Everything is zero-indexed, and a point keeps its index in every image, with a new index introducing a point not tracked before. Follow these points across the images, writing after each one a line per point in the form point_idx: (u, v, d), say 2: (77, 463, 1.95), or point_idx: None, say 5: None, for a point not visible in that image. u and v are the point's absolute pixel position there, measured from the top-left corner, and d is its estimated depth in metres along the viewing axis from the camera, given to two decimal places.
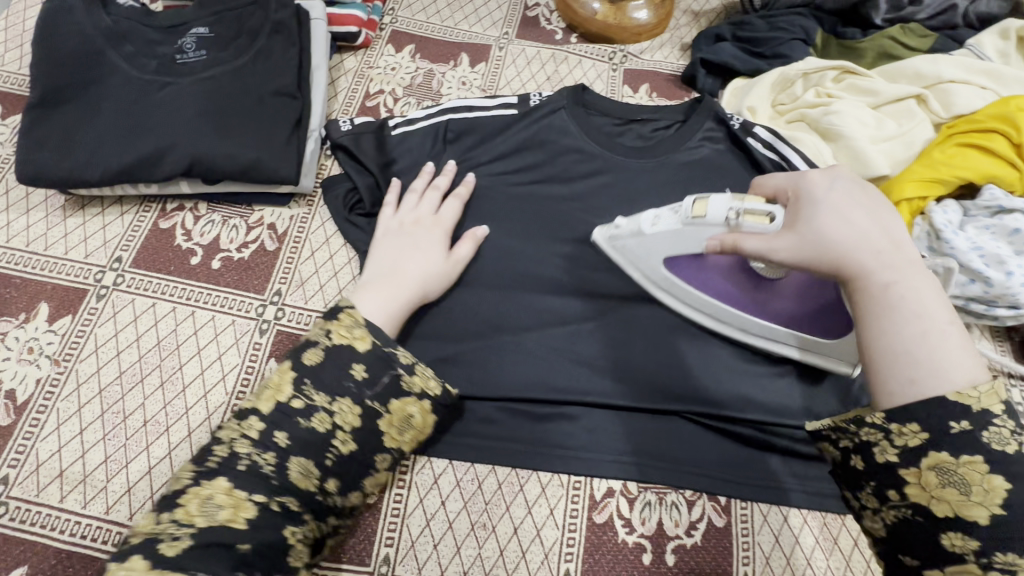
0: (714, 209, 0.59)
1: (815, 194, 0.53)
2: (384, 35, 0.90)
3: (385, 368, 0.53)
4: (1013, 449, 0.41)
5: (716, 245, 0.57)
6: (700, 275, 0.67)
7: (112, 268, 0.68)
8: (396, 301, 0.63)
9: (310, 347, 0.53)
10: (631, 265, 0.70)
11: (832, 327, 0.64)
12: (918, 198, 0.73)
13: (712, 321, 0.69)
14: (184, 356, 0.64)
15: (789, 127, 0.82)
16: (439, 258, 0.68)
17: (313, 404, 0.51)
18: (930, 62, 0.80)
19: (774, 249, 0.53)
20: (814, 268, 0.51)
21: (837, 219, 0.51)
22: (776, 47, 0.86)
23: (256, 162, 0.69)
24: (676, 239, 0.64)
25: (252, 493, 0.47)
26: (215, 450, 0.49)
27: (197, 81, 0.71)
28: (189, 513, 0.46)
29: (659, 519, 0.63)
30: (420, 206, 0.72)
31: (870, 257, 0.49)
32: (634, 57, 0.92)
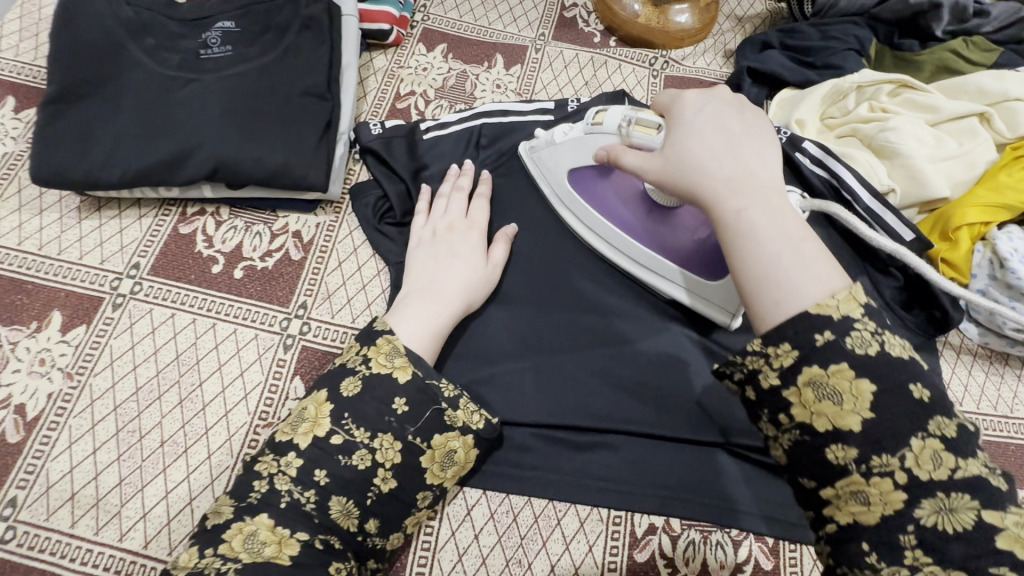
0: (611, 117, 0.60)
1: (681, 120, 0.51)
2: (416, 34, 0.85)
3: (425, 401, 0.54)
4: (875, 351, 0.39)
5: (604, 157, 0.57)
6: (601, 193, 0.67)
7: (129, 275, 0.64)
8: (439, 319, 0.59)
9: (348, 377, 0.54)
10: (544, 179, 0.71)
11: (715, 267, 0.64)
12: (980, 223, 0.69)
13: (607, 247, 0.69)
14: (205, 371, 0.60)
15: (839, 142, 0.78)
16: (480, 265, 0.65)
17: (354, 440, 0.52)
18: (995, 78, 0.76)
19: (646, 173, 0.52)
20: (681, 195, 0.50)
21: (698, 144, 0.49)
22: (828, 57, 0.82)
23: (284, 166, 0.65)
24: (580, 149, 0.65)
25: (295, 530, 0.48)
26: (257, 485, 0.50)
27: (223, 78, 0.67)
28: (233, 548, 0.47)
29: (703, 559, 0.59)
30: (450, 210, 0.68)
31: (724, 180, 0.46)
32: (675, 63, 0.88)
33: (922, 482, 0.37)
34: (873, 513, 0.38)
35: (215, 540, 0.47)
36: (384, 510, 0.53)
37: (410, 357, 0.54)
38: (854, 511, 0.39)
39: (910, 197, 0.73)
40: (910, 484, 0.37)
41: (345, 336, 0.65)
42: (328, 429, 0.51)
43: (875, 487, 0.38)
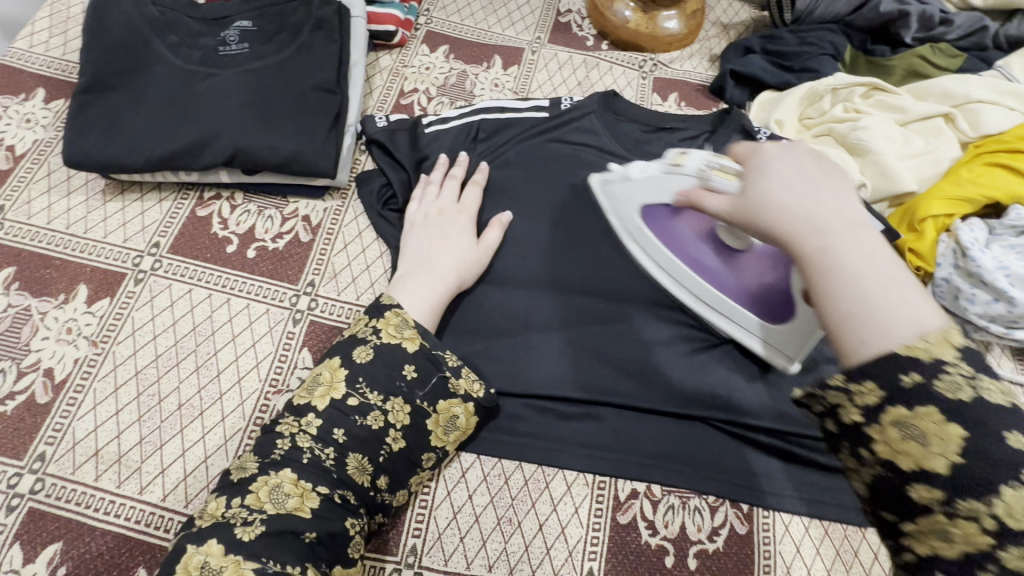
0: (691, 161, 0.64)
1: (758, 158, 0.49)
2: (420, 35, 0.91)
3: (432, 370, 0.58)
4: (969, 397, 0.34)
5: (681, 200, 0.55)
6: (673, 229, 0.70)
7: (150, 253, 0.69)
8: (434, 292, 0.64)
9: (360, 345, 0.58)
10: (614, 212, 0.74)
11: (779, 312, 0.66)
12: (944, 215, 0.74)
13: (671, 281, 0.72)
14: (220, 342, 0.65)
15: (816, 141, 0.83)
16: (471, 247, 0.70)
17: (368, 402, 0.56)
18: (959, 82, 0.82)
19: (721, 211, 0.50)
20: (758, 231, 0.46)
21: (779, 184, 0.46)
22: (805, 62, 0.88)
23: (296, 154, 0.70)
24: (657, 188, 0.68)
25: (317, 484, 0.53)
26: (280, 442, 0.54)
27: (241, 73, 0.72)
28: (260, 500, 0.51)
29: (682, 523, 0.64)
30: (442, 196, 0.73)
31: (807, 218, 0.43)
32: (663, 66, 0.94)
33: (1016, 531, 0.31)
34: (958, 554, 0.33)
35: (243, 491, 0.51)
36: (394, 468, 0.57)
37: (418, 330, 0.59)
38: (935, 546, 0.34)
39: (881, 191, 0.78)
40: (1006, 535, 0.32)
41: (350, 313, 0.69)
42: (344, 392, 0.56)
43: (959, 528, 0.33)
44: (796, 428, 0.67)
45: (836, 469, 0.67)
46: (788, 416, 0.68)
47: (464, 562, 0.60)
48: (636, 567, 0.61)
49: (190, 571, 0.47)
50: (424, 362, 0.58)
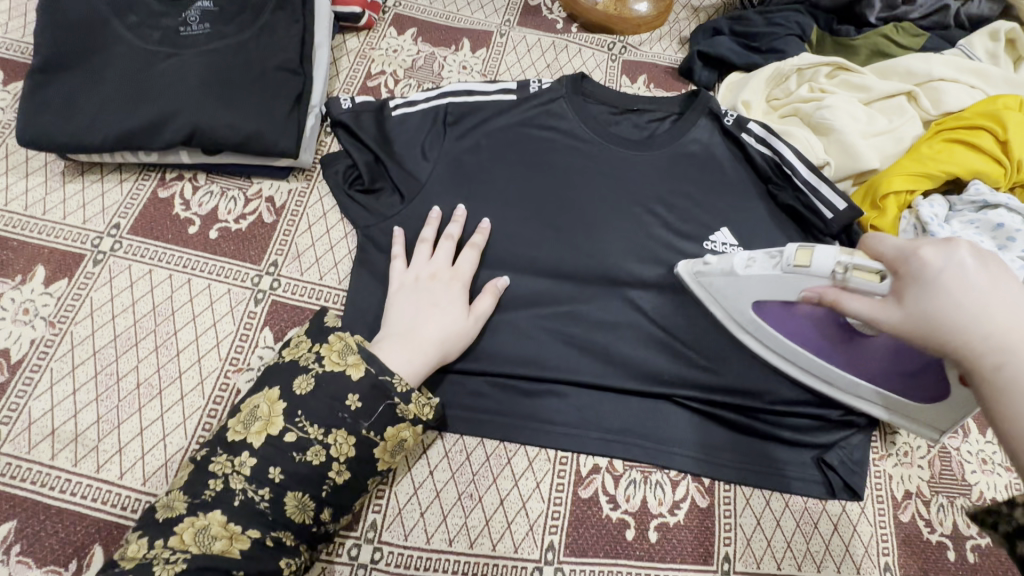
0: (820, 260, 0.58)
1: (918, 269, 0.48)
2: (388, 18, 0.91)
3: (379, 398, 0.56)
4: None
5: (817, 296, 0.57)
6: (792, 323, 0.65)
7: (109, 234, 0.68)
8: (409, 364, 0.60)
9: (301, 375, 0.56)
10: (716, 303, 0.69)
11: (927, 390, 0.63)
12: (905, 191, 0.75)
13: (798, 370, 0.68)
14: (180, 322, 0.65)
15: (783, 122, 0.83)
16: (461, 317, 0.65)
17: (307, 437, 0.54)
18: (922, 61, 0.83)
19: (875, 318, 0.50)
20: (921, 346, 0.46)
21: (944, 297, 0.45)
22: (771, 42, 0.88)
23: (256, 134, 0.70)
24: (773, 284, 0.63)
25: (247, 527, 0.51)
26: (211, 484, 0.52)
27: (201, 53, 0.72)
28: (183, 540, 0.50)
29: (643, 497, 0.64)
30: (435, 257, 0.69)
31: (982, 333, 0.42)
32: (633, 48, 0.94)
33: None
34: None
35: (167, 532, 0.51)
36: (338, 500, 0.55)
37: (360, 356, 0.57)
38: None
39: (843, 169, 0.78)
40: None
41: (314, 292, 0.69)
42: (281, 426, 0.54)
43: None
44: (758, 402, 0.68)
45: (795, 442, 0.67)
46: (751, 390, 0.68)
47: (425, 537, 0.61)
48: (595, 540, 0.62)
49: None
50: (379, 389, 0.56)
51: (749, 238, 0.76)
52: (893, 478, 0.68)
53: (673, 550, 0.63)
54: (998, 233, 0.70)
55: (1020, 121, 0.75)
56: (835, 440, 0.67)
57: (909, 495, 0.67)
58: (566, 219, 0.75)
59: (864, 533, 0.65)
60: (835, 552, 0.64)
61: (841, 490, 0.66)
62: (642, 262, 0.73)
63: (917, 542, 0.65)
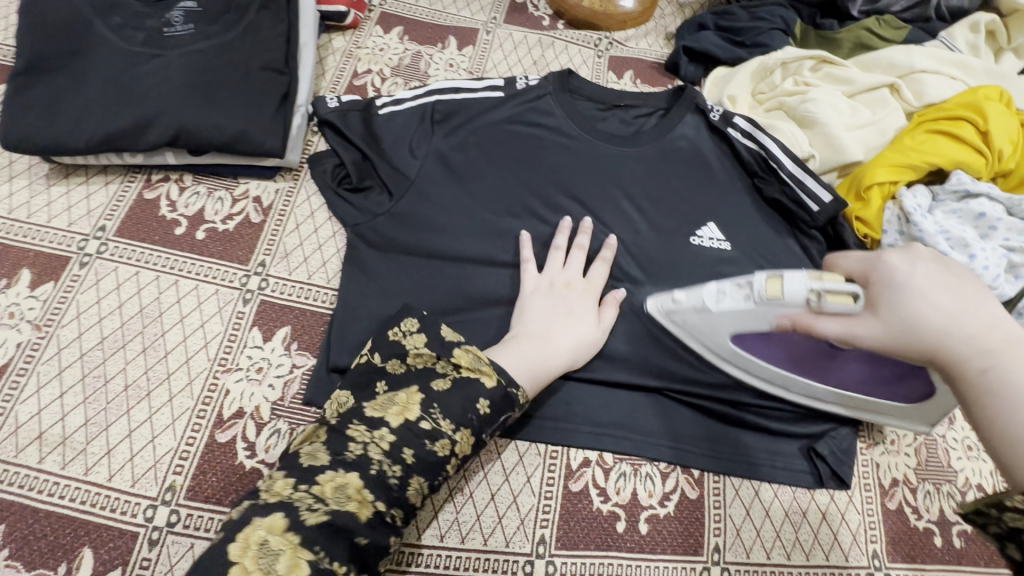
0: (791, 289, 0.57)
1: (887, 277, 0.50)
2: (373, 17, 0.91)
3: (508, 407, 0.57)
4: None
5: (790, 324, 0.56)
6: (771, 345, 0.66)
7: (95, 236, 0.68)
8: (542, 365, 0.62)
9: (438, 376, 0.56)
10: (693, 338, 0.68)
11: (910, 389, 0.65)
12: (889, 183, 0.75)
13: (781, 390, 0.68)
14: (168, 323, 0.65)
15: (768, 116, 0.84)
16: (592, 327, 0.67)
17: (440, 429, 0.54)
18: (904, 53, 0.84)
19: (853, 335, 0.50)
20: (904, 356, 0.48)
21: (919, 302, 0.47)
22: (755, 37, 0.89)
23: (242, 134, 0.70)
24: (746, 316, 0.63)
25: (375, 497, 0.51)
26: (352, 445, 0.52)
27: (185, 54, 0.72)
28: (323, 491, 0.49)
29: (633, 489, 0.65)
30: (568, 266, 0.71)
31: (965, 339, 0.44)
32: (619, 45, 0.94)
33: None
34: None
35: (311, 478, 0.50)
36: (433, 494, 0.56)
37: (495, 367, 0.57)
38: None
39: (828, 162, 0.79)
40: None
41: (302, 291, 0.69)
42: (418, 415, 0.54)
43: None
44: (745, 394, 0.68)
45: (783, 433, 0.68)
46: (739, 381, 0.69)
47: (416, 533, 0.61)
48: (586, 533, 0.63)
49: (251, 545, 0.46)
50: (499, 397, 0.56)
51: (736, 233, 0.76)
52: (880, 466, 0.68)
53: (664, 541, 0.63)
54: (980, 222, 0.72)
55: (999, 112, 0.76)
56: (824, 432, 0.68)
57: (896, 482, 0.68)
58: (554, 217, 0.76)
59: (852, 521, 0.66)
60: (823, 541, 0.65)
61: (828, 479, 0.67)
62: (628, 258, 0.74)
63: (904, 530, 0.66)
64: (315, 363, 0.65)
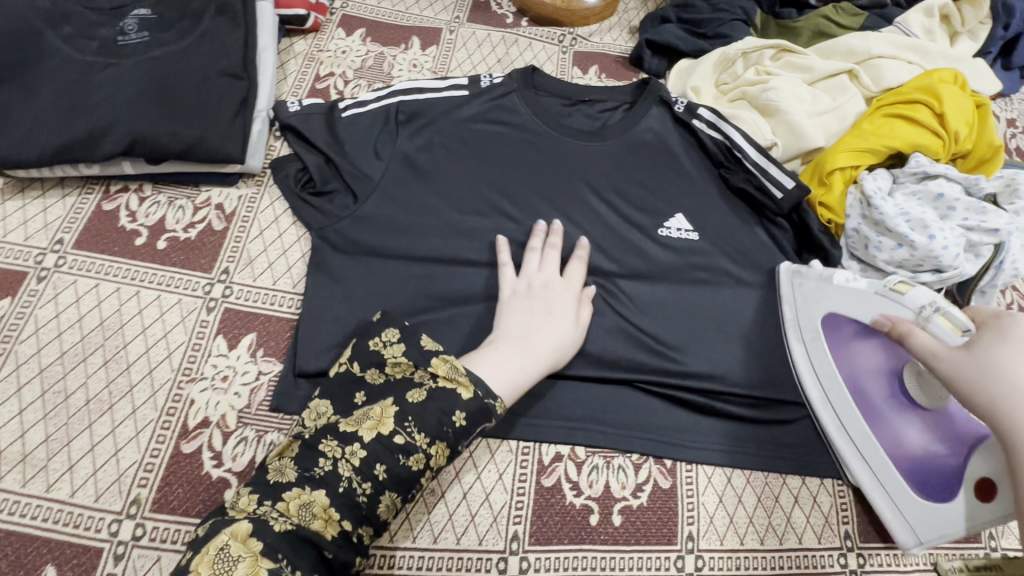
0: (915, 294, 0.57)
1: (1004, 329, 0.49)
2: (335, 20, 0.90)
3: (485, 417, 0.55)
4: None
5: (886, 326, 0.58)
6: (848, 350, 0.66)
7: (54, 250, 0.67)
8: (520, 370, 0.60)
9: (414, 387, 0.55)
10: (790, 304, 0.71)
11: (936, 487, 0.59)
12: (850, 167, 0.76)
13: (820, 396, 0.68)
14: (130, 335, 0.64)
15: (731, 106, 0.85)
16: (571, 328, 0.66)
17: (413, 443, 0.52)
18: (861, 39, 0.85)
19: (938, 357, 0.51)
20: (969, 397, 0.49)
21: (1019, 361, 0.47)
22: (716, 28, 0.90)
23: (199, 141, 0.69)
24: (856, 300, 0.63)
25: (342, 515, 0.50)
26: (319, 462, 0.51)
27: (140, 62, 0.71)
28: (289, 509, 0.49)
29: (606, 482, 0.65)
30: (547, 267, 0.70)
31: None
32: (583, 40, 0.95)
33: None
34: None
35: (275, 494, 0.50)
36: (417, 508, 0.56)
37: (471, 377, 0.55)
38: None
39: (790, 149, 0.80)
40: None
41: (268, 297, 0.69)
42: (390, 428, 0.52)
43: None
44: (716, 383, 0.69)
45: (749, 418, 0.69)
46: (709, 370, 0.69)
47: (388, 536, 0.61)
48: (560, 528, 0.63)
49: (209, 552, 0.46)
50: (474, 407, 0.54)
51: (704, 222, 0.77)
52: None
53: (637, 532, 0.63)
54: (939, 203, 0.73)
55: (954, 94, 0.77)
56: (789, 417, 0.69)
57: None
58: (521, 213, 0.76)
59: (824, 503, 0.66)
60: (796, 524, 0.65)
61: (798, 462, 0.68)
62: (600, 255, 0.74)
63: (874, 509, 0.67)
64: (280, 369, 0.65)
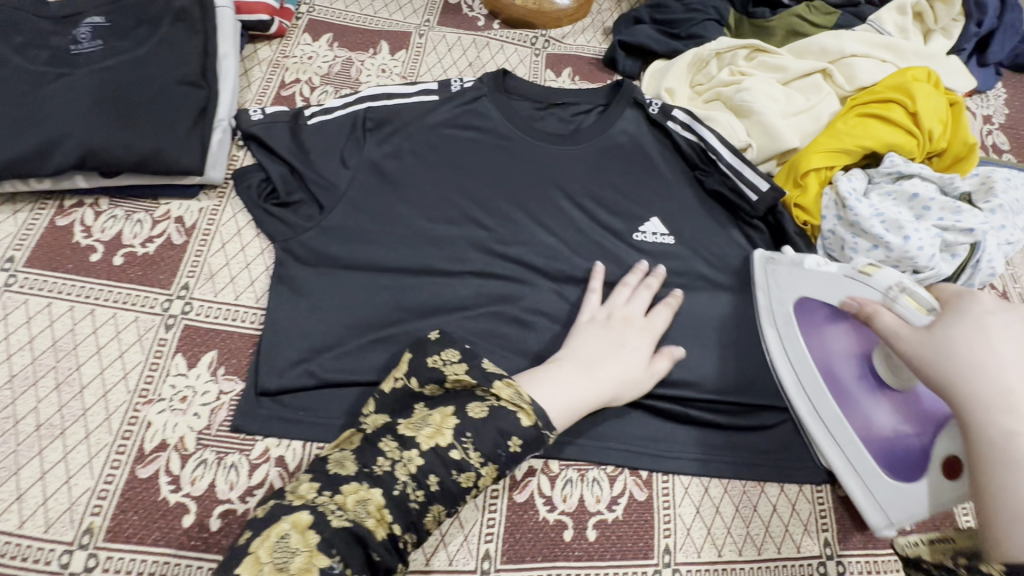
0: (883, 276, 0.58)
1: (963, 310, 0.51)
2: (301, 25, 0.88)
3: (538, 448, 0.54)
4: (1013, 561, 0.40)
5: (853, 308, 0.59)
6: (821, 334, 0.66)
7: (4, 269, 0.65)
8: (580, 395, 0.60)
9: (475, 401, 0.54)
10: (763, 290, 0.71)
11: (904, 468, 0.59)
12: (825, 168, 0.75)
13: (794, 380, 0.67)
14: (83, 356, 0.62)
15: (706, 107, 0.84)
16: (641, 367, 0.65)
17: (468, 460, 0.52)
18: (834, 38, 0.84)
19: (899, 338, 0.53)
20: (930, 378, 0.50)
21: (978, 341, 0.49)
22: (690, 29, 0.89)
23: (155, 152, 0.67)
24: (828, 283, 0.63)
25: (393, 518, 0.50)
26: (380, 460, 0.51)
27: (94, 71, 0.68)
28: (346, 503, 0.50)
29: (580, 496, 0.63)
30: (632, 302, 0.69)
31: (998, 390, 0.46)
32: (556, 42, 0.93)
33: None
34: None
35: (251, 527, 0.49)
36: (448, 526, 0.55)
37: (535, 407, 0.53)
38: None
39: (765, 150, 0.79)
40: None
41: (229, 313, 0.66)
42: (448, 442, 0.52)
43: None
44: (691, 391, 0.68)
45: (726, 425, 0.67)
46: (683, 378, 0.68)
47: None
48: (532, 545, 0.61)
49: (273, 537, 0.48)
50: (533, 438, 0.53)
51: (679, 226, 0.76)
52: None
53: (613, 547, 0.62)
54: (914, 203, 0.72)
55: (927, 92, 0.76)
56: (764, 423, 0.68)
57: None
58: (493, 221, 0.74)
59: (802, 511, 0.65)
60: (774, 533, 0.64)
61: (776, 470, 0.66)
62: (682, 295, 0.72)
63: (853, 516, 0.65)
64: (242, 388, 0.62)
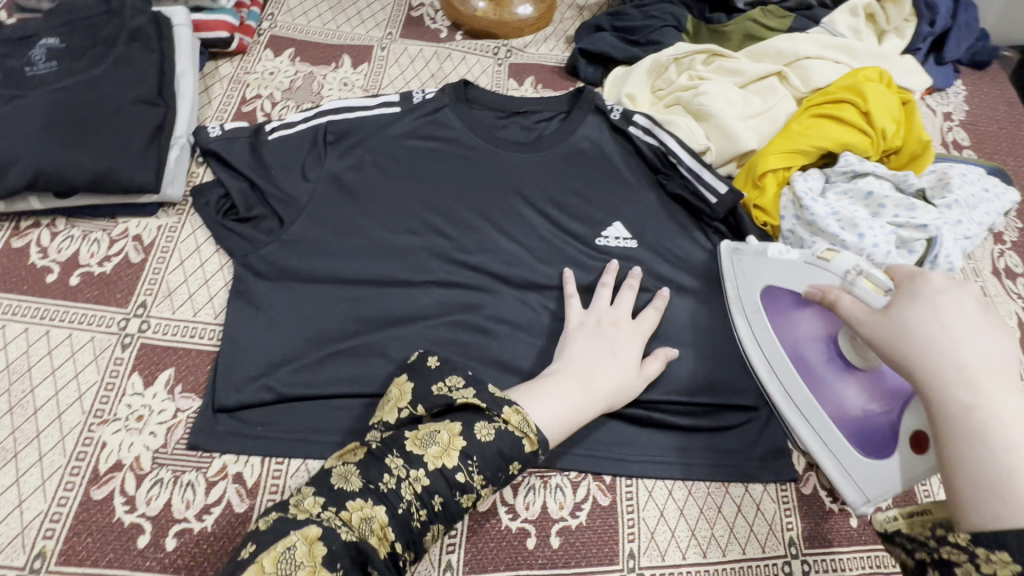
0: (841, 260, 0.61)
1: (916, 288, 0.49)
2: (263, 41, 0.89)
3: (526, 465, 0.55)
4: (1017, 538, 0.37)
5: (817, 295, 0.58)
6: (790, 321, 0.67)
7: None
8: (576, 408, 0.59)
9: (482, 422, 0.54)
10: (732, 282, 0.72)
11: (878, 446, 0.59)
12: (782, 169, 0.76)
13: (766, 366, 0.68)
14: (37, 378, 0.61)
15: (667, 111, 0.84)
16: (633, 375, 0.64)
17: (471, 482, 0.52)
18: (788, 41, 0.85)
19: (860, 322, 0.51)
20: (891, 359, 0.48)
21: (930, 316, 0.46)
22: (649, 35, 0.90)
23: (109, 171, 0.67)
24: (792, 271, 0.66)
25: (395, 536, 0.50)
26: (386, 477, 0.51)
27: (47, 92, 0.68)
28: (352, 518, 0.49)
29: (543, 503, 0.63)
30: (621, 306, 0.69)
31: (954, 364, 0.43)
32: (517, 52, 0.94)
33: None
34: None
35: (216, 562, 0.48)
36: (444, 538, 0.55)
37: (539, 437, 0.55)
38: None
39: (724, 153, 0.79)
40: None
41: (187, 330, 0.66)
42: (454, 463, 0.52)
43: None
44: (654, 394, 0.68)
45: (692, 427, 0.68)
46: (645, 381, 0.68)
47: None
48: (495, 554, 0.61)
49: (278, 551, 0.46)
50: (529, 462, 0.55)
51: (640, 229, 0.76)
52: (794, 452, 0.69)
53: (577, 553, 0.61)
54: (869, 201, 0.73)
55: (879, 92, 0.78)
56: (728, 423, 0.68)
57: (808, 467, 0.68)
58: (455, 230, 0.74)
59: (768, 511, 0.65)
60: (739, 534, 0.64)
61: (740, 471, 0.66)
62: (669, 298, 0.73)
63: (819, 513, 0.65)
64: (200, 405, 0.62)
